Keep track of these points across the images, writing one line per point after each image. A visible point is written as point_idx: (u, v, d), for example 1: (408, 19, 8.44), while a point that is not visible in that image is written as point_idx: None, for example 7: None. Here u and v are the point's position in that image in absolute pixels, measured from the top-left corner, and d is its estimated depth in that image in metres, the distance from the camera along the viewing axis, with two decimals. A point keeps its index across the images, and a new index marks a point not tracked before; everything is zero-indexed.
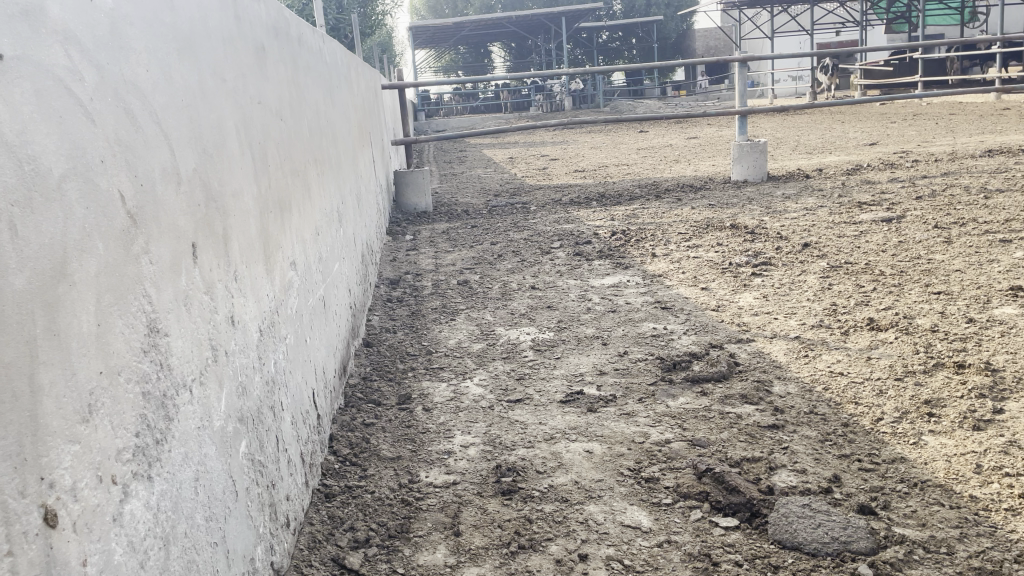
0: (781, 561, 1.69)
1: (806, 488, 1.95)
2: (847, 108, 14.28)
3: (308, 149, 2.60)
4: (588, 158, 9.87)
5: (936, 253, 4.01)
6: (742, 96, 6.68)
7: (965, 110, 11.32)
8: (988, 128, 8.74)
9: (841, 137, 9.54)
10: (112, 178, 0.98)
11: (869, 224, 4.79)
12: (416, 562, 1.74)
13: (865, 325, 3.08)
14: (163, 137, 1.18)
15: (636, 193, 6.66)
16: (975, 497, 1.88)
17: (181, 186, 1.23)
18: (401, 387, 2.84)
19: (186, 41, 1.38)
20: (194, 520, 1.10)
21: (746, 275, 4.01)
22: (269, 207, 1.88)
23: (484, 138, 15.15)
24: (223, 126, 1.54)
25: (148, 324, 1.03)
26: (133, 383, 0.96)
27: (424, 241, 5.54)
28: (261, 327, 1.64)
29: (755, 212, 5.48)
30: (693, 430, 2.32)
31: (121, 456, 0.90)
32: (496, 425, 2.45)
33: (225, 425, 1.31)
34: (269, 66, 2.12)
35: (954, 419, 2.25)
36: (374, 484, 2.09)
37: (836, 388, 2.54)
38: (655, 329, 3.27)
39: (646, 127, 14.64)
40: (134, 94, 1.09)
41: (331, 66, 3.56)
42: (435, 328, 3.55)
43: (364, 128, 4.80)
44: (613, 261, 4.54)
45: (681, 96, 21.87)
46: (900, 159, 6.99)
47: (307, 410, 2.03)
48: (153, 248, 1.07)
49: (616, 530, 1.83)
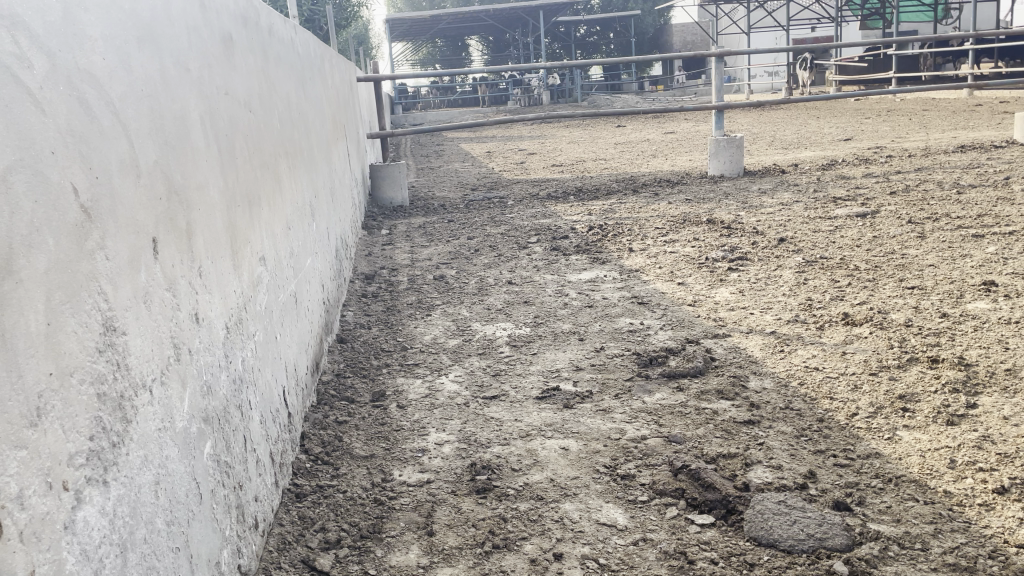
0: (757, 559, 1.68)
1: (781, 484, 1.95)
2: (823, 105, 14.39)
3: (278, 141, 2.55)
4: (566, 153, 9.82)
5: (910, 248, 4.04)
6: (720, 91, 6.68)
7: (938, 106, 11.46)
8: (960, 124, 8.84)
9: (817, 133, 9.61)
10: (64, 171, 0.93)
11: (844, 219, 4.81)
12: (388, 563, 1.71)
13: (840, 320, 3.09)
14: (121, 129, 1.13)
15: (613, 188, 6.65)
16: (949, 492, 1.88)
17: (140, 178, 1.19)
18: (375, 383, 2.80)
19: (146, 30, 1.33)
20: (154, 525, 1.06)
21: (722, 269, 4.01)
22: (236, 200, 1.83)
23: (462, 133, 15.09)
24: (187, 117, 1.50)
25: (104, 322, 0.98)
26: (87, 385, 0.92)
27: (400, 236, 5.49)
28: (227, 324, 1.59)
29: (731, 206, 5.50)
30: (669, 426, 2.31)
31: (73, 461, 0.86)
32: (471, 422, 2.42)
33: (188, 426, 1.27)
34: (236, 56, 2.07)
35: (928, 414, 2.26)
36: (346, 483, 2.06)
37: (812, 384, 2.54)
38: (632, 325, 3.26)
39: (624, 120, 14.69)
40: (89, 83, 1.04)
41: (303, 58, 3.50)
42: (411, 323, 3.51)
43: (338, 120, 4.74)
44: (591, 256, 4.52)
45: (659, 92, 21.94)
46: (874, 155, 7.05)
47: (277, 408, 1.99)
48: (109, 244, 1.03)
49: (592, 529, 1.81)
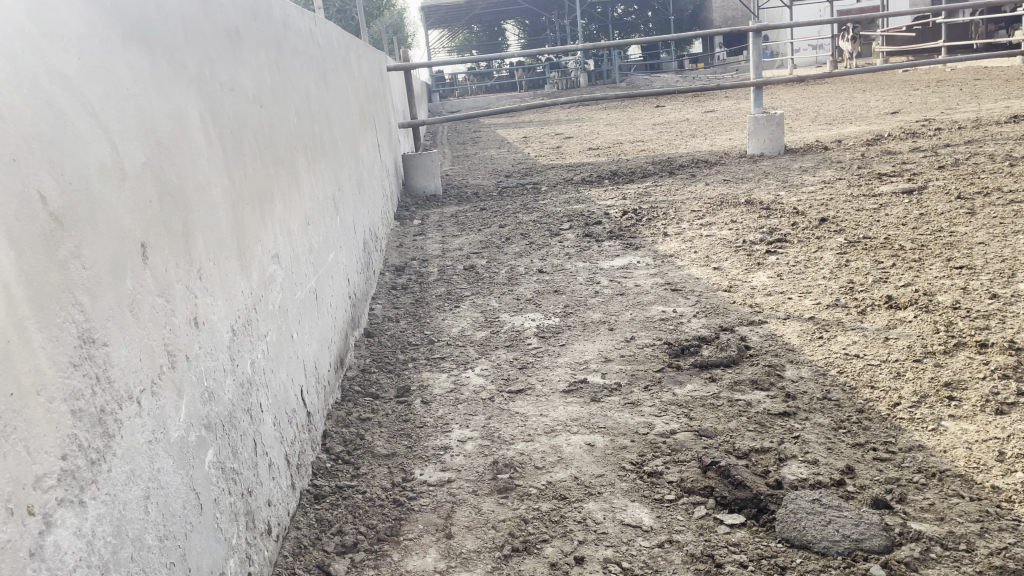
0: (789, 561, 1.60)
1: (816, 480, 1.85)
2: (870, 77, 13.93)
3: (295, 135, 2.50)
4: (603, 136, 9.64)
5: (958, 225, 3.85)
6: (758, 67, 6.46)
7: (991, 75, 11.02)
8: (1013, 93, 8.46)
9: (863, 106, 9.31)
10: (29, 178, 0.90)
11: (889, 196, 4.62)
12: (405, 566, 1.68)
13: (884, 303, 2.95)
14: (101, 131, 1.09)
15: (649, 170, 6.51)
16: (998, 488, 1.77)
17: (127, 181, 1.15)
18: (401, 378, 2.77)
19: (133, 27, 1.29)
20: (143, 542, 1.03)
21: (760, 252, 3.89)
22: (243, 196, 1.78)
23: (499, 119, 15.00)
24: (182, 111, 1.45)
25: (81, 334, 0.95)
26: (59, 402, 0.89)
27: (432, 226, 5.44)
28: (233, 326, 1.55)
29: (771, 186, 5.34)
30: (700, 419, 2.22)
31: (40, 484, 0.83)
32: (496, 418, 2.37)
33: (186, 435, 1.24)
34: (243, 47, 2.02)
35: (976, 402, 2.13)
36: (366, 483, 2.03)
37: (851, 372, 2.42)
38: (664, 313, 3.16)
39: (663, 101, 14.41)
40: (62, 86, 1.00)
41: (325, 51, 3.44)
42: (439, 316, 3.47)
43: (366, 110, 4.70)
44: (624, 242, 4.42)
45: (698, 71, 21.50)
46: (921, 128, 6.76)
47: (294, 409, 1.96)
48: (86, 252, 0.99)
49: (615, 530, 1.74)
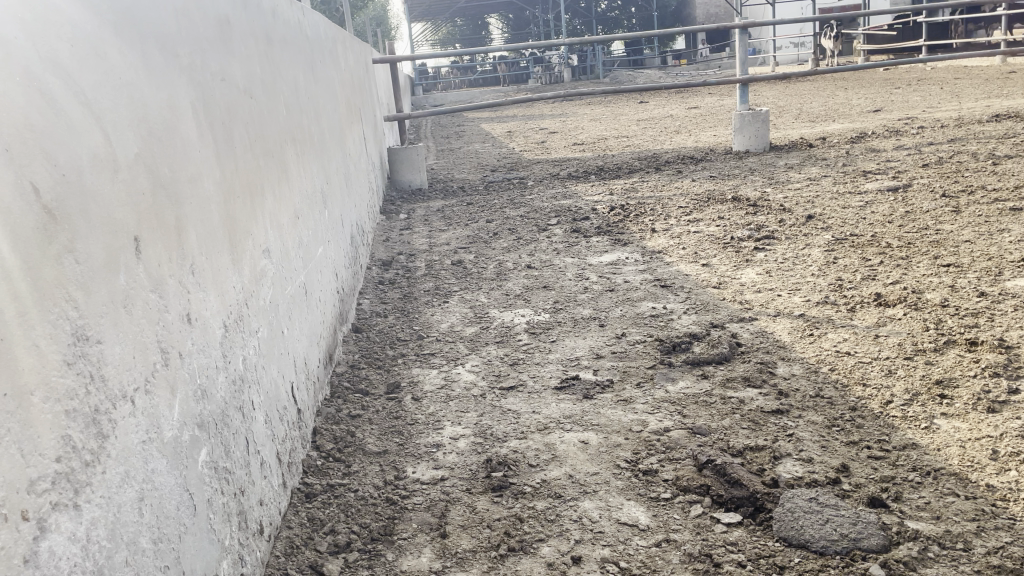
0: (788, 561, 1.59)
1: (812, 479, 1.84)
2: (852, 75, 14.01)
3: (285, 127, 2.46)
4: (588, 131, 9.63)
5: (944, 223, 3.87)
6: (743, 64, 6.45)
7: (972, 74, 11.09)
8: (994, 92, 8.51)
9: (846, 104, 9.36)
10: (22, 169, 0.86)
11: (875, 194, 4.64)
12: (399, 567, 1.65)
13: (873, 300, 2.96)
14: (94, 119, 1.05)
15: (635, 166, 6.49)
16: (992, 487, 1.77)
17: (120, 174, 1.11)
18: (390, 375, 2.73)
19: (125, 14, 1.25)
20: (138, 545, 1.00)
21: (749, 249, 3.89)
22: (234, 188, 1.74)
23: (483, 113, 14.90)
24: (173, 99, 1.41)
25: (74, 331, 0.91)
26: (53, 402, 0.86)
27: (418, 221, 5.39)
28: (225, 322, 1.52)
29: (757, 183, 5.35)
30: (693, 416, 2.21)
31: (34, 488, 0.80)
32: (487, 415, 2.34)
33: (179, 434, 1.20)
34: (234, 35, 1.97)
35: (967, 401, 2.14)
36: (357, 482, 2.00)
37: (843, 369, 2.43)
38: (654, 310, 3.15)
39: (646, 96, 14.41)
40: (54, 72, 0.97)
41: (313, 42, 3.39)
42: (427, 311, 3.44)
43: (353, 104, 4.66)
44: (612, 238, 4.41)
45: (681, 67, 21.53)
46: (905, 126, 6.80)
47: (285, 406, 1.93)
48: (80, 246, 0.96)
49: (612, 529, 1.73)
